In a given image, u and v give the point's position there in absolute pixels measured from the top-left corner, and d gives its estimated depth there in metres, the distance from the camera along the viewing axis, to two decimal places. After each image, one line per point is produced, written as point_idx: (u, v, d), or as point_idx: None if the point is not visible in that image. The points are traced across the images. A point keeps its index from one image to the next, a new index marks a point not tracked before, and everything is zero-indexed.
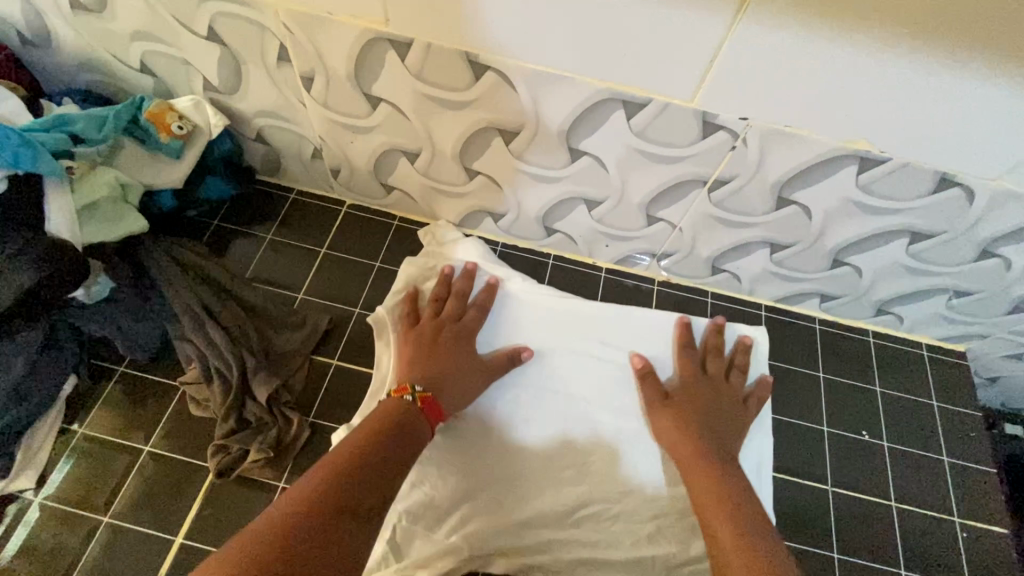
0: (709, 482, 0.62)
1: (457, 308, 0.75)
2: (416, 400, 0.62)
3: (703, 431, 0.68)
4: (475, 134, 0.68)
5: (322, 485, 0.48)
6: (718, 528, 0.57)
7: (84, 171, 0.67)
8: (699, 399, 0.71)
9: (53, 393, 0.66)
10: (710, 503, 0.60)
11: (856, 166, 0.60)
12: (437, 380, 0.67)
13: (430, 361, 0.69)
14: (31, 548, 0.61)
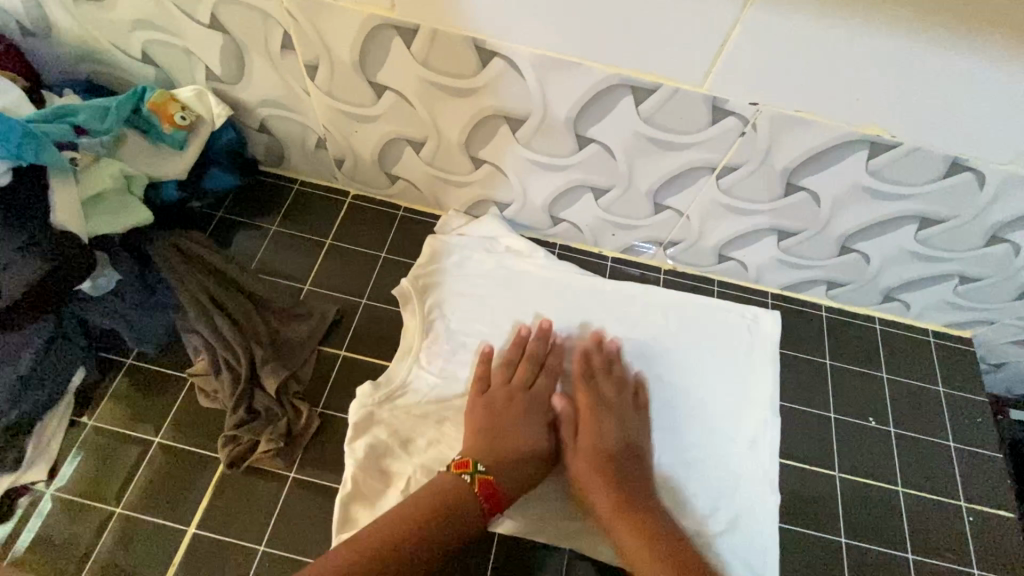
0: (597, 481, 0.65)
1: (597, 359, 0.74)
2: (475, 483, 0.61)
3: (623, 465, 0.66)
4: (481, 122, 0.68)
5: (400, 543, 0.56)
6: (600, 503, 0.64)
7: (88, 162, 0.66)
8: (614, 416, 0.69)
9: (59, 387, 0.66)
10: (597, 488, 0.64)
11: (867, 151, 0.60)
12: (497, 465, 0.63)
13: (501, 425, 0.67)
14: (44, 539, 0.62)
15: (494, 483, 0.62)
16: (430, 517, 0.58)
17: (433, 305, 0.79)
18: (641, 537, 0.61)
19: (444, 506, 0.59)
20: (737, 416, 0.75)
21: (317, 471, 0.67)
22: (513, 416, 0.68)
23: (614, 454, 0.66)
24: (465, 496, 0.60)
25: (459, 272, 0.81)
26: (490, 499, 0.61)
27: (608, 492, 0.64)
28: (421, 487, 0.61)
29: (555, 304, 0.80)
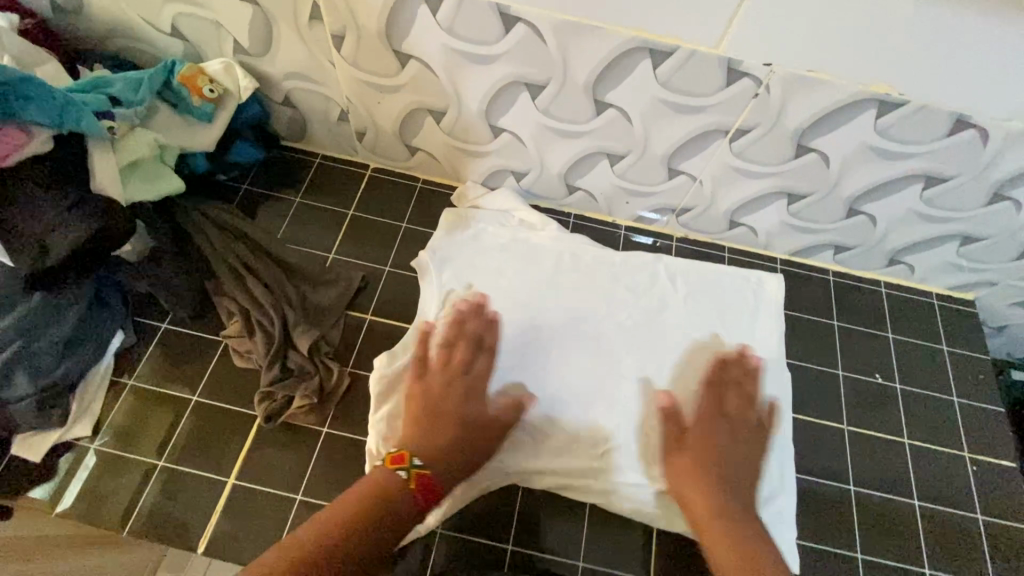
0: (723, 517, 0.59)
1: (472, 343, 0.68)
2: (410, 480, 0.57)
3: (728, 465, 0.63)
4: (501, 89, 0.70)
5: (337, 530, 0.53)
6: (712, 522, 0.59)
7: (125, 131, 0.68)
8: (733, 441, 0.65)
9: (101, 346, 0.69)
10: (689, 486, 0.62)
11: (876, 110, 0.62)
12: (429, 453, 0.60)
13: (416, 417, 0.62)
14: (92, 492, 0.65)
15: (432, 477, 0.59)
16: (372, 511, 0.55)
17: (453, 272, 0.81)
18: (724, 538, 0.58)
19: (373, 504, 0.55)
20: None
21: (349, 427, 0.70)
22: (443, 407, 0.63)
23: (719, 471, 0.62)
24: (393, 498, 0.56)
25: (477, 242, 0.84)
26: (426, 493, 0.58)
27: (697, 482, 0.62)
28: (358, 483, 0.57)
29: (572, 269, 0.83)
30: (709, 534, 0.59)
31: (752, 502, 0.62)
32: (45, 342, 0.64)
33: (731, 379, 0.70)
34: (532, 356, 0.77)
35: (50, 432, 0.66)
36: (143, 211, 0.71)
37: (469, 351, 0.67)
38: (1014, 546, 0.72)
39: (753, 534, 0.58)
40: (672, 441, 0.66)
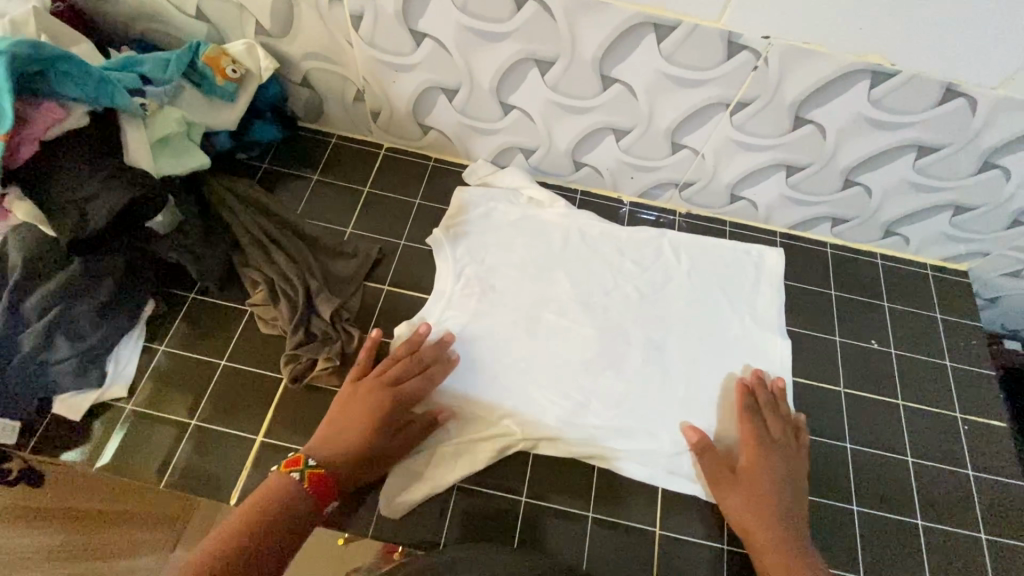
0: (763, 515, 0.65)
1: (413, 367, 0.71)
2: (304, 478, 0.61)
3: (784, 486, 0.67)
4: (512, 66, 0.74)
5: (256, 520, 0.57)
6: (766, 530, 0.64)
7: (154, 108, 0.72)
8: (768, 469, 0.68)
9: (136, 313, 0.73)
10: (734, 497, 0.67)
11: (869, 81, 0.66)
12: (332, 456, 0.64)
13: (338, 425, 0.67)
14: (129, 448, 0.69)
15: (327, 475, 0.62)
16: (283, 505, 0.59)
17: (466, 247, 0.85)
18: (773, 544, 0.64)
19: (280, 498, 0.59)
20: (753, 340, 0.81)
21: None
22: (364, 414, 0.67)
23: (770, 492, 0.67)
24: (293, 499, 0.59)
25: (488, 219, 0.87)
26: (320, 491, 0.61)
27: (747, 501, 0.66)
28: (267, 479, 0.61)
29: (579, 243, 0.87)
30: (753, 541, 0.65)
31: (800, 508, 0.67)
32: (85, 305, 0.68)
33: (770, 421, 0.72)
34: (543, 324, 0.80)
35: (87, 392, 0.69)
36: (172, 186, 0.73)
37: (409, 371, 0.71)
38: (1006, 500, 0.75)
39: (786, 534, 0.64)
40: (715, 462, 0.69)
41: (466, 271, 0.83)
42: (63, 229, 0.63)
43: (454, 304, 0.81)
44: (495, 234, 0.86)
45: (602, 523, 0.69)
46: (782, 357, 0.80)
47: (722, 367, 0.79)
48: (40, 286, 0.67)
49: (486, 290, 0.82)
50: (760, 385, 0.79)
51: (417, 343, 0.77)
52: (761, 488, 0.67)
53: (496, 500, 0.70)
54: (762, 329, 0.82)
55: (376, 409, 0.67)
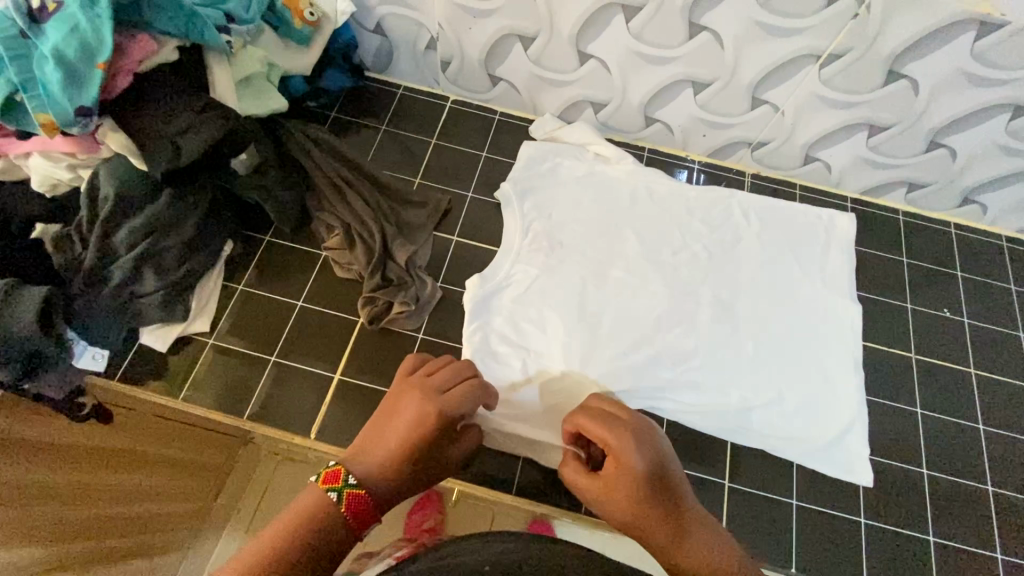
0: (643, 497, 0.52)
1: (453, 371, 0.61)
2: (342, 501, 0.49)
3: (642, 473, 0.53)
4: (598, 12, 0.73)
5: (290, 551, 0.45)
6: (646, 522, 0.52)
7: (238, 46, 0.71)
8: (619, 466, 0.55)
9: (216, 252, 0.74)
10: (617, 496, 0.54)
11: (974, 33, 0.64)
12: (376, 472, 0.53)
13: (374, 441, 0.56)
14: (212, 379, 0.71)
15: (367, 497, 0.51)
16: (324, 532, 0.47)
17: (534, 202, 0.83)
18: (671, 531, 0.51)
19: (322, 526, 0.47)
20: (824, 304, 0.80)
21: (441, 334, 0.75)
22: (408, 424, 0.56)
23: (638, 475, 0.53)
24: (326, 522, 0.48)
25: (554, 174, 0.85)
26: (362, 514, 0.50)
27: (618, 487, 0.54)
28: (296, 502, 0.49)
29: (647, 200, 0.85)
30: (648, 544, 0.52)
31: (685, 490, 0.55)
32: (171, 240, 0.70)
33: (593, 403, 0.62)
34: (613, 284, 0.78)
35: (173, 324, 0.72)
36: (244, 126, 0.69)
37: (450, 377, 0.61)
38: None
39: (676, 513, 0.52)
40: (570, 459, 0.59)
41: (533, 225, 0.81)
42: (159, 162, 0.65)
43: (523, 258, 0.79)
44: (563, 188, 0.84)
45: None
46: (856, 322, 0.79)
47: (794, 330, 0.78)
48: (132, 217, 0.68)
49: (554, 246, 0.80)
50: (833, 348, 0.77)
51: (490, 295, 0.76)
52: (633, 473, 0.54)
53: None
54: (835, 294, 0.80)
55: (430, 417, 0.56)
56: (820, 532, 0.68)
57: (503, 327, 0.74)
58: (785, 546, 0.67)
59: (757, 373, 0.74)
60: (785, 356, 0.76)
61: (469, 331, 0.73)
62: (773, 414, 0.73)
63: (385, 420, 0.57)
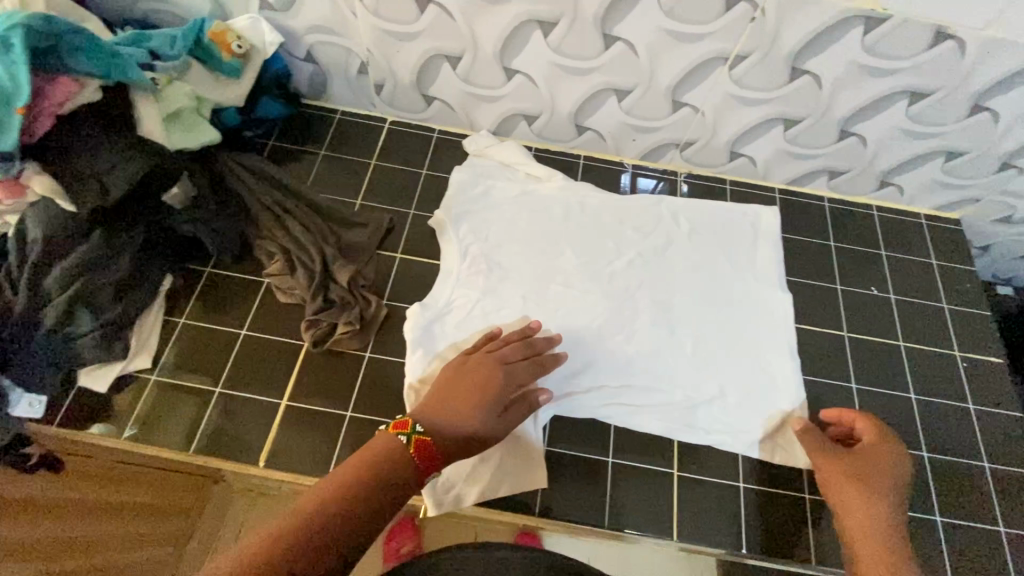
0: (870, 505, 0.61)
1: (512, 361, 0.69)
2: (411, 443, 0.59)
3: (887, 491, 0.63)
4: (516, 30, 0.76)
5: (353, 481, 0.54)
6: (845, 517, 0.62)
7: (164, 83, 0.73)
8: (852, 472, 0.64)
9: (155, 287, 0.74)
10: (854, 502, 0.62)
11: (862, 28, 0.69)
12: (438, 426, 0.61)
13: (441, 404, 0.64)
14: (154, 416, 0.70)
15: (432, 445, 0.60)
16: (382, 475, 0.56)
17: (469, 226, 0.85)
18: (865, 530, 0.60)
19: (377, 466, 0.56)
20: (756, 293, 0.83)
21: (388, 351, 0.75)
22: (465, 398, 0.64)
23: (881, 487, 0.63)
24: (397, 458, 0.57)
25: (489, 196, 0.87)
26: (426, 458, 0.59)
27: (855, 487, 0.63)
28: (367, 444, 0.58)
29: (584, 207, 0.88)
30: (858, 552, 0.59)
31: (900, 510, 0.62)
32: (105, 279, 0.69)
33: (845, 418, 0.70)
34: (553, 295, 0.81)
35: (112, 364, 0.71)
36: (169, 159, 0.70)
37: (512, 356, 0.70)
38: (1003, 429, 0.79)
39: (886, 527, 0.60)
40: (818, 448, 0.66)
41: (472, 248, 0.83)
42: (84, 200, 0.65)
43: (463, 281, 0.80)
44: (503, 202, 0.87)
45: (621, 469, 0.72)
46: (788, 308, 0.82)
47: (730, 318, 0.81)
48: (63, 258, 0.68)
49: (493, 267, 0.82)
50: (768, 336, 0.80)
51: (433, 320, 0.77)
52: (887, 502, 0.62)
53: (522, 462, 0.70)
54: (767, 284, 0.84)
55: (482, 390, 0.65)
56: (770, 512, 0.71)
57: (447, 351, 0.75)
58: (737, 529, 0.69)
59: (696, 363, 0.77)
60: (724, 345, 0.79)
61: (412, 355, 0.74)
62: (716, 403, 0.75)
63: (449, 392, 0.65)
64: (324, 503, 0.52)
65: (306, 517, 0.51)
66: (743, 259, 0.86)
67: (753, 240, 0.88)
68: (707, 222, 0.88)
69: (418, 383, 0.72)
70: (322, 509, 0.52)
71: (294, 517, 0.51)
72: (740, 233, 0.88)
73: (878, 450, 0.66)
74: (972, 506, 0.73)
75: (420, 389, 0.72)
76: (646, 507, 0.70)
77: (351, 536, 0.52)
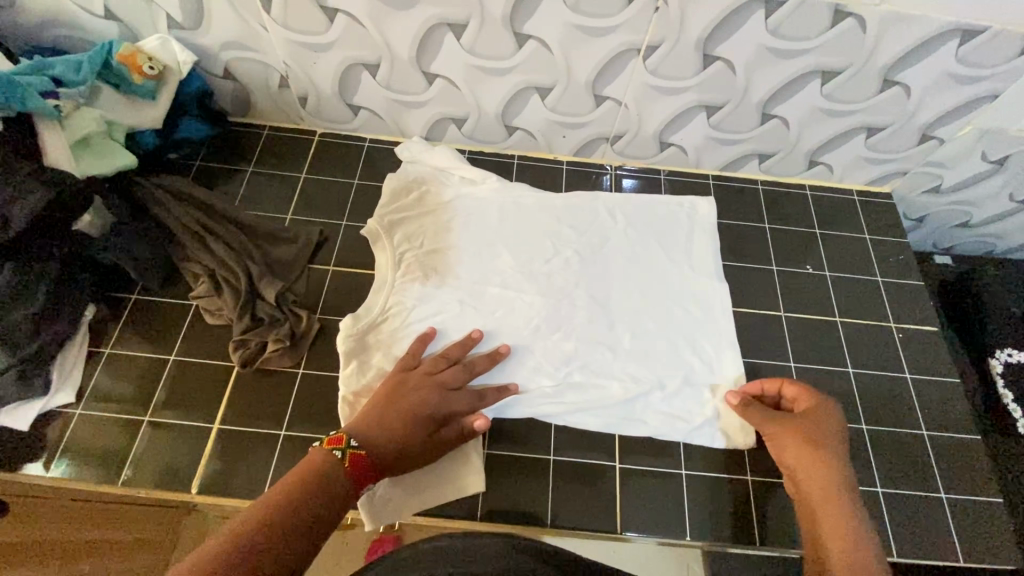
0: (817, 473, 0.63)
1: (459, 374, 0.69)
2: (345, 458, 0.58)
3: (833, 455, 0.64)
4: (428, 33, 0.75)
5: (291, 492, 0.53)
6: (798, 485, 0.64)
7: (69, 109, 0.71)
8: (801, 442, 0.65)
9: (76, 318, 0.73)
10: (808, 472, 0.63)
11: (764, 11, 0.70)
12: (372, 442, 0.61)
13: (376, 419, 0.64)
14: (78, 451, 0.68)
15: (366, 458, 0.60)
16: (320, 484, 0.55)
17: (402, 233, 0.84)
18: (819, 497, 0.62)
19: (319, 473, 0.56)
20: (692, 282, 0.83)
21: (323, 365, 0.75)
22: (402, 417, 0.64)
23: (826, 450, 0.64)
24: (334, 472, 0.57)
25: (421, 202, 0.86)
26: (361, 474, 0.59)
27: (803, 459, 0.64)
28: (305, 455, 0.58)
29: (519, 205, 0.88)
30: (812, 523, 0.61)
31: (845, 465, 0.63)
32: (20, 315, 0.66)
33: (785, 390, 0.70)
34: (491, 297, 0.80)
35: (32, 400, 0.69)
36: (77, 190, 0.68)
37: (457, 376, 0.69)
38: (940, 397, 0.80)
39: (839, 494, 0.61)
40: (771, 418, 0.69)
41: (406, 256, 0.82)
42: None
43: (397, 289, 0.79)
44: (437, 207, 0.86)
45: (562, 466, 0.72)
46: (725, 296, 0.82)
47: (666, 307, 0.81)
48: None
49: (428, 272, 0.81)
50: (706, 325, 0.80)
51: (367, 331, 0.75)
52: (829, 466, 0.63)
53: (461, 469, 0.69)
54: (706, 274, 0.84)
55: (420, 412, 0.65)
56: (711, 496, 0.71)
57: (382, 362, 0.73)
58: (679, 516, 0.70)
59: (634, 355, 0.77)
60: (662, 334, 0.79)
61: (345, 368, 0.73)
62: (656, 393, 0.75)
63: (388, 407, 0.64)
64: (261, 512, 0.51)
65: (244, 524, 0.49)
66: (679, 247, 0.86)
67: (689, 228, 0.88)
68: (640, 212, 0.89)
69: (351, 396, 0.71)
70: (255, 517, 0.50)
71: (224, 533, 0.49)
72: (676, 223, 0.88)
73: (814, 416, 0.67)
74: (911, 475, 0.74)
75: (353, 401, 0.71)
76: (589, 501, 0.70)
77: (293, 544, 0.50)
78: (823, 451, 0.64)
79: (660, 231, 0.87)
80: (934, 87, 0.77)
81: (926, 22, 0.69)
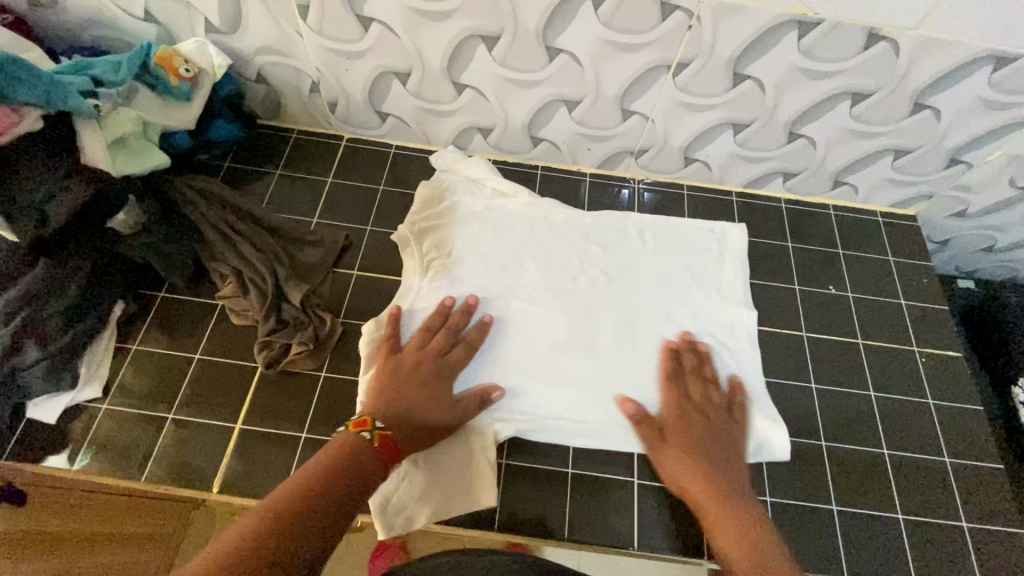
0: (713, 476, 0.66)
1: (452, 350, 0.73)
2: (375, 439, 0.60)
3: (715, 458, 0.68)
4: (460, 44, 0.76)
5: (320, 475, 0.54)
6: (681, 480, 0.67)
7: (108, 109, 0.73)
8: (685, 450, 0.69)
9: (104, 314, 0.74)
10: (693, 473, 0.67)
11: (797, 31, 0.70)
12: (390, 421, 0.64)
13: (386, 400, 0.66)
14: (102, 446, 0.69)
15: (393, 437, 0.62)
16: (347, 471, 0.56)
17: (426, 240, 0.84)
18: (709, 501, 0.65)
19: (346, 461, 0.56)
20: (716, 304, 0.83)
21: (345, 369, 0.75)
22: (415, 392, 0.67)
23: (704, 451, 0.68)
24: (361, 452, 0.58)
25: (445, 210, 0.87)
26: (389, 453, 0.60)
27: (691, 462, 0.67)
28: (329, 441, 0.59)
29: (543, 216, 0.88)
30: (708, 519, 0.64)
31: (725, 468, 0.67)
32: (53, 308, 0.68)
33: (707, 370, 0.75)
34: (513, 310, 0.80)
35: (61, 394, 0.70)
36: (114, 187, 0.70)
37: (444, 349, 0.73)
38: (964, 426, 0.79)
39: (740, 502, 0.65)
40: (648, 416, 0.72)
41: (429, 263, 0.82)
42: (22, 230, 0.63)
43: (421, 295, 0.80)
44: (461, 215, 0.87)
45: (580, 479, 0.72)
46: (753, 325, 0.82)
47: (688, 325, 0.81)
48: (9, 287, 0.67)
49: (450, 280, 0.81)
50: (729, 348, 0.80)
51: None
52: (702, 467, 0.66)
53: (480, 483, 0.68)
54: (733, 301, 0.84)
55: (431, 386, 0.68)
56: None
57: None
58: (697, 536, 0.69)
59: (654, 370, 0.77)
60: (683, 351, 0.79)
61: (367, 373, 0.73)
62: None
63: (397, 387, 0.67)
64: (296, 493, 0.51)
65: (279, 505, 0.50)
66: (705, 269, 0.86)
67: (714, 250, 0.88)
68: (664, 228, 0.89)
69: None
70: (287, 498, 0.51)
71: (260, 511, 0.49)
72: (700, 241, 0.88)
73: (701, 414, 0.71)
74: (933, 503, 0.73)
75: None
76: (606, 517, 0.70)
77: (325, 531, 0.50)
78: (706, 449, 0.68)
79: (686, 251, 0.87)
80: (966, 111, 0.77)
81: (960, 47, 0.69)
